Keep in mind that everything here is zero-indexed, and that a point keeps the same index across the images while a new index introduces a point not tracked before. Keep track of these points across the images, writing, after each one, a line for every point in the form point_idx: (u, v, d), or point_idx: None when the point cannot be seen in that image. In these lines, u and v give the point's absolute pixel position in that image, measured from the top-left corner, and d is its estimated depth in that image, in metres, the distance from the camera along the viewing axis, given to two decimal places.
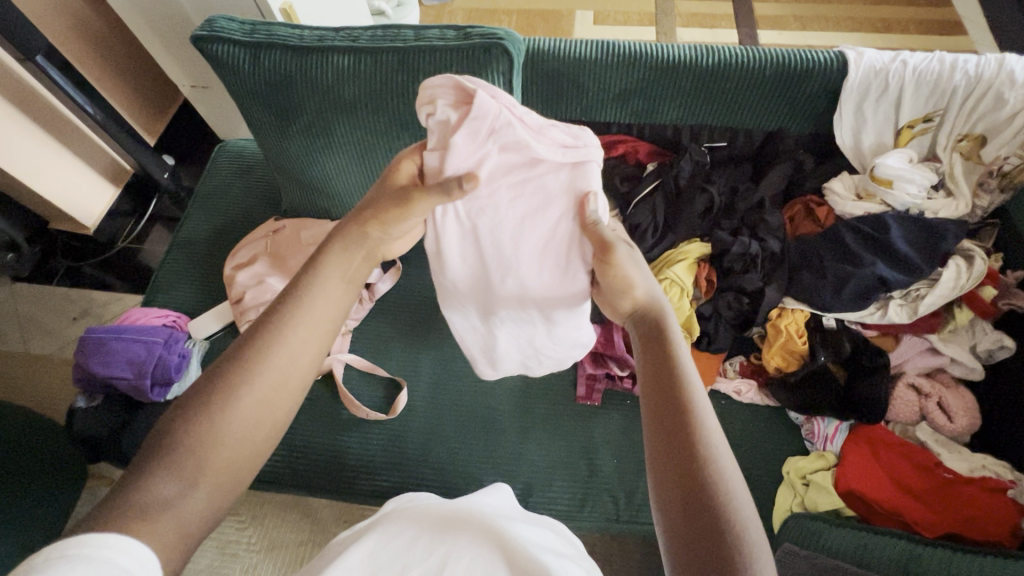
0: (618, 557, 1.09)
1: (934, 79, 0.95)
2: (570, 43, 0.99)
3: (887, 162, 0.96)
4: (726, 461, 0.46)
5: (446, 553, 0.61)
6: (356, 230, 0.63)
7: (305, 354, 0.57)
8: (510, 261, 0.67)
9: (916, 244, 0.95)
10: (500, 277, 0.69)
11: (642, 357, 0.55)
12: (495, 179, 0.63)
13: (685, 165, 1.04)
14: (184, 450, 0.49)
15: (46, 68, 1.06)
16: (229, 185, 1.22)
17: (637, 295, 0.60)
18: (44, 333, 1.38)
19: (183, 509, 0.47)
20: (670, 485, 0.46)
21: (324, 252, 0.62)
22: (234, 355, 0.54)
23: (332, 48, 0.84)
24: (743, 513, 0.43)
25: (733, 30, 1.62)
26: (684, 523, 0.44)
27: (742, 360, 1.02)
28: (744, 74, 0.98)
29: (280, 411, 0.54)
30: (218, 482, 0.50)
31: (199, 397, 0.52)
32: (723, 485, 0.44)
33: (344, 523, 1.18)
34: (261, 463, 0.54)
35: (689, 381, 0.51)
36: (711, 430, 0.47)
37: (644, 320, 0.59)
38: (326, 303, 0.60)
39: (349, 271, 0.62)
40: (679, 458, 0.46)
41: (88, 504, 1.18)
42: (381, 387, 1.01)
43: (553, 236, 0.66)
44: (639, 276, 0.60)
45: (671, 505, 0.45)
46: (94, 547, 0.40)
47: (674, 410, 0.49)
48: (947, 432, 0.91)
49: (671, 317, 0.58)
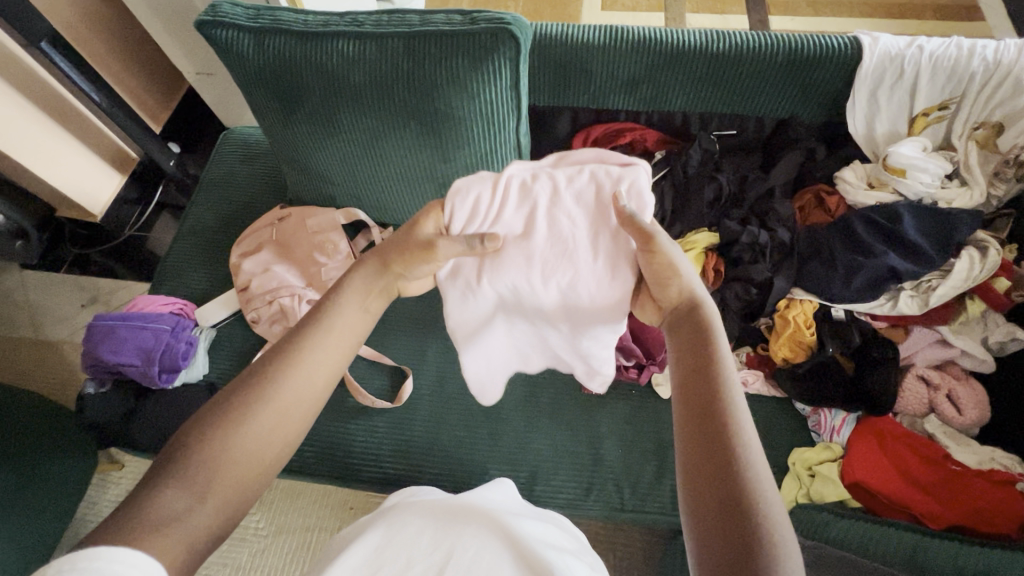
0: (621, 545, 1.09)
1: (952, 64, 0.93)
2: (577, 28, 0.97)
3: (901, 150, 0.94)
4: (759, 468, 0.45)
5: (451, 548, 0.61)
6: (381, 260, 0.64)
7: (319, 377, 0.57)
8: (541, 281, 0.64)
9: (928, 233, 0.94)
10: (541, 273, 0.64)
11: (680, 359, 0.53)
12: (546, 174, 0.65)
13: (695, 153, 1.03)
14: (196, 465, 0.49)
15: (51, 53, 1.05)
16: (235, 172, 1.22)
17: (684, 284, 0.58)
18: (54, 320, 1.40)
19: (192, 524, 0.47)
20: (702, 487, 0.45)
21: (344, 279, 0.63)
22: (251, 372, 0.55)
23: (337, 33, 0.83)
24: (776, 523, 0.42)
25: (743, 16, 1.59)
26: (714, 528, 0.43)
27: (749, 351, 1.02)
28: (755, 59, 0.96)
29: (291, 431, 0.54)
30: (226, 498, 0.50)
31: (217, 410, 0.52)
32: (759, 496, 0.43)
33: (350, 509, 1.19)
34: (267, 483, 0.54)
35: (728, 384, 0.49)
36: (749, 440, 0.46)
37: (685, 314, 0.56)
38: (346, 328, 0.60)
39: (369, 298, 0.63)
40: (711, 462, 0.45)
41: (97, 490, 1.20)
42: (386, 374, 1.02)
43: (599, 235, 0.63)
44: (683, 263, 0.58)
45: (701, 507, 0.44)
46: (106, 562, 0.40)
47: (712, 416, 0.47)
48: (957, 424, 0.91)
49: (715, 313, 0.55)
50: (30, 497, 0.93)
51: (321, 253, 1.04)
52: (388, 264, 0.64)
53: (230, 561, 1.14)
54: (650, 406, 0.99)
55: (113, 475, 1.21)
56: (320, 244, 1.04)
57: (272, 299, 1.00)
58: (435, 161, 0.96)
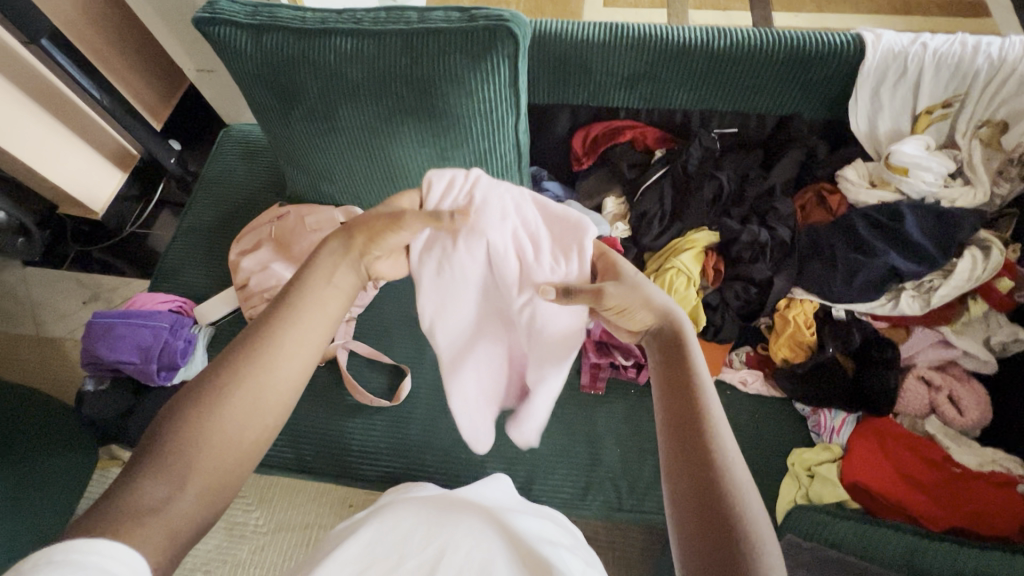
0: (619, 544, 1.09)
1: (956, 62, 0.91)
2: (577, 25, 0.97)
3: (903, 149, 0.93)
4: (737, 470, 0.48)
5: (442, 546, 0.60)
6: (344, 236, 0.65)
7: (295, 363, 0.57)
8: (500, 253, 0.66)
9: (932, 234, 0.92)
10: (500, 244, 0.66)
11: (662, 373, 0.57)
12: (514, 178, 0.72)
13: (695, 150, 1.02)
14: (173, 453, 0.49)
15: (51, 51, 1.05)
16: (235, 170, 1.22)
17: (655, 311, 0.61)
18: (55, 317, 1.40)
19: (171, 513, 0.47)
20: (685, 492, 0.49)
21: (310, 260, 0.63)
22: (224, 358, 0.56)
23: (334, 31, 0.83)
24: (755, 522, 0.45)
25: (746, 12, 1.58)
26: (697, 529, 0.46)
27: (749, 350, 1.01)
28: (757, 56, 0.95)
29: (269, 417, 0.55)
30: (207, 487, 0.50)
31: (190, 399, 0.53)
32: (738, 498, 0.46)
33: (349, 507, 1.19)
34: (249, 469, 0.54)
35: (706, 395, 0.53)
36: (727, 445, 0.50)
37: (661, 332, 0.61)
38: (317, 310, 0.60)
39: (334, 276, 0.63)
40: (693, 468, 0.49)
41: (98, 486, 1.20)
42: (385, 372, 1.02)
43: (557, 226, 0.68)
44: (653, 291, 0.62)
45: (685, 511, 0.48)
46: (83, 553, 0.40)
47: (692, 422, 0.51)
48: (958, 425, 0.90)
49: (689, 328, 0.60)
50: (30, 495, 0.94)
51: None
52: (356, 240, 0.64)
53: (229, 557, 1.14)
54: (649, 405, 0.99)
55: (114, 471, 1.21)
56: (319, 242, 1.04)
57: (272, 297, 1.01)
58: (434, 158, 0.96)
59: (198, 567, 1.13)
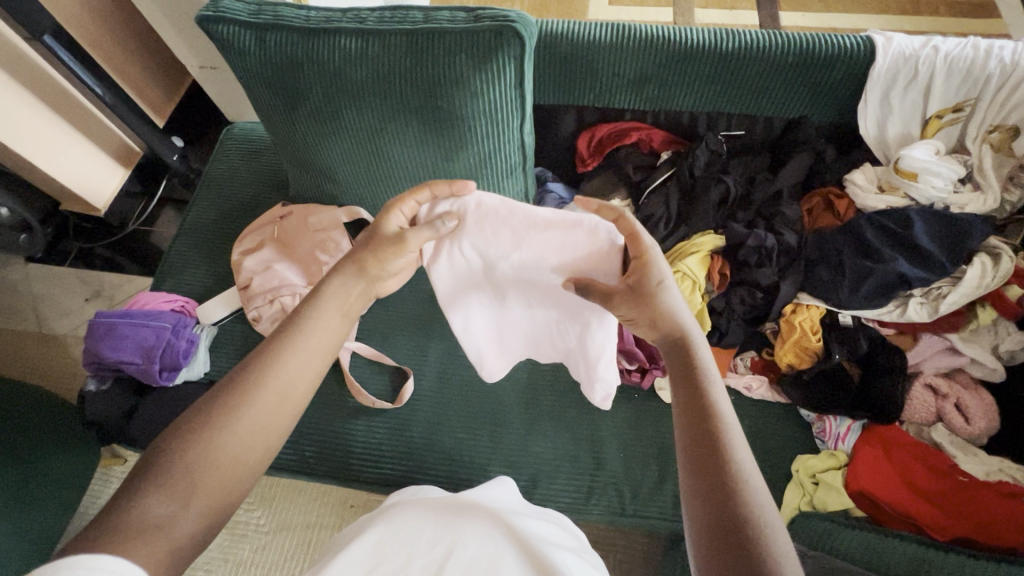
0: (621, 548, 1.09)
1: (967, 66, 0.90)
2: (583, 26, 0.96)
3: (913, 154, 0.92)
4: (756, 483, 0.48)
5: (451, 544, 0.61)
6: (357, 265, 0.67)
7: (302, 381, 0.58)
8: (501, 222, 0.71)
9: (940, 239, 0.91)
10: (502, 215, 0.71)
11: (675, 391, 0.57)
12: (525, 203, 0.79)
13: (701, 154, 1.01)
14: (180, 470, 0.49)
15: (54, 47, 1.04)
16: (237, 169, 1.21)
17: (677, 321, 0.62)
18: (57, 314, 1.40)
19: (175, 531, 0.47)
20: (701, 504, 0.48)
21: (321, 285, 0.66)
22: (231, 378, 0.56)
23: (339, 31, 0.82)
24: (774, 532, 0.45)
25: (753, 12, 1.56)
26: (715, 537, 0.46)
27: (753, 355, 1.00)
28: (764, 58, 0.94)
29: (273, 434, 0.55)
30: (211, 503, 0.50)
31: (197, 418, 0.53)
32: (756, 508, 0.46)
33: (350, 508, 1.19)
34: (251, 485, 0.54)
35: (720, 409, 0.53)
36: (743, 458, 0.50)
37: (673, 344, 0.61)
38: (323, 331, 0.62)
39: (346, 304, 0.65)
40: (710, 479, 0.49)
41: (100, 485, 1.20)
42: (388, 374, 1.01)
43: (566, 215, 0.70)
44: (681, 308, 0.63)
45: (702, 523, 0.48)
46: (87, 569, 0.39)
47: (708, 436, 0.52)
48: (966, 434, 0.89)
49: (699, 343, 0.60)
50: (32, 494, 0.94)
51: (323, 252, 1.03)
52: (365, 271, 0.67)
53: (231, 556, 1.14)
54: (652, 408, 0.98)
55: (116, 468, 1.21)
56: (322, 243, 1.04)
57: (274, 297, 1.00)
58: (437, 160, 0.95)
59: (200, 566, 1.13)
